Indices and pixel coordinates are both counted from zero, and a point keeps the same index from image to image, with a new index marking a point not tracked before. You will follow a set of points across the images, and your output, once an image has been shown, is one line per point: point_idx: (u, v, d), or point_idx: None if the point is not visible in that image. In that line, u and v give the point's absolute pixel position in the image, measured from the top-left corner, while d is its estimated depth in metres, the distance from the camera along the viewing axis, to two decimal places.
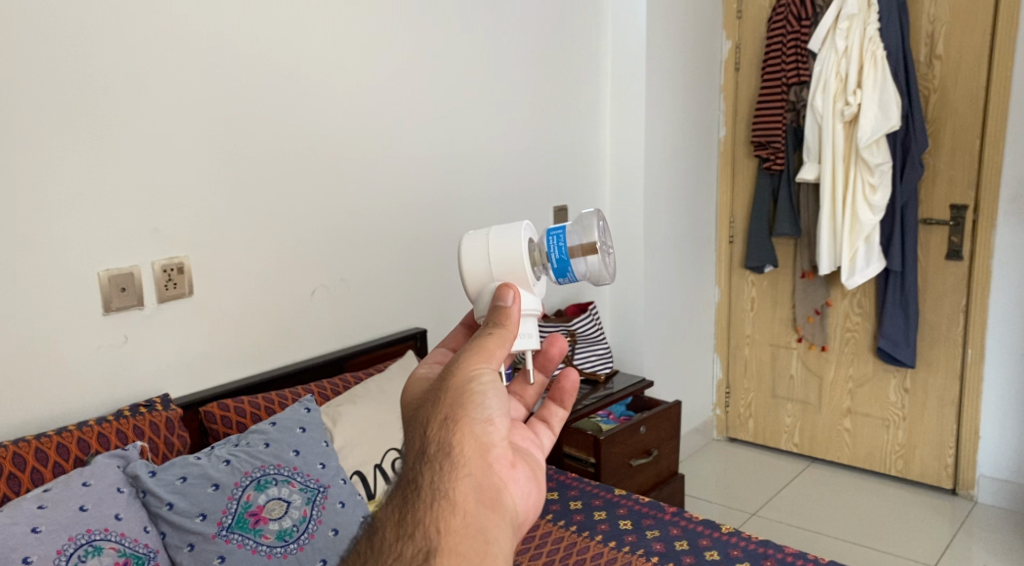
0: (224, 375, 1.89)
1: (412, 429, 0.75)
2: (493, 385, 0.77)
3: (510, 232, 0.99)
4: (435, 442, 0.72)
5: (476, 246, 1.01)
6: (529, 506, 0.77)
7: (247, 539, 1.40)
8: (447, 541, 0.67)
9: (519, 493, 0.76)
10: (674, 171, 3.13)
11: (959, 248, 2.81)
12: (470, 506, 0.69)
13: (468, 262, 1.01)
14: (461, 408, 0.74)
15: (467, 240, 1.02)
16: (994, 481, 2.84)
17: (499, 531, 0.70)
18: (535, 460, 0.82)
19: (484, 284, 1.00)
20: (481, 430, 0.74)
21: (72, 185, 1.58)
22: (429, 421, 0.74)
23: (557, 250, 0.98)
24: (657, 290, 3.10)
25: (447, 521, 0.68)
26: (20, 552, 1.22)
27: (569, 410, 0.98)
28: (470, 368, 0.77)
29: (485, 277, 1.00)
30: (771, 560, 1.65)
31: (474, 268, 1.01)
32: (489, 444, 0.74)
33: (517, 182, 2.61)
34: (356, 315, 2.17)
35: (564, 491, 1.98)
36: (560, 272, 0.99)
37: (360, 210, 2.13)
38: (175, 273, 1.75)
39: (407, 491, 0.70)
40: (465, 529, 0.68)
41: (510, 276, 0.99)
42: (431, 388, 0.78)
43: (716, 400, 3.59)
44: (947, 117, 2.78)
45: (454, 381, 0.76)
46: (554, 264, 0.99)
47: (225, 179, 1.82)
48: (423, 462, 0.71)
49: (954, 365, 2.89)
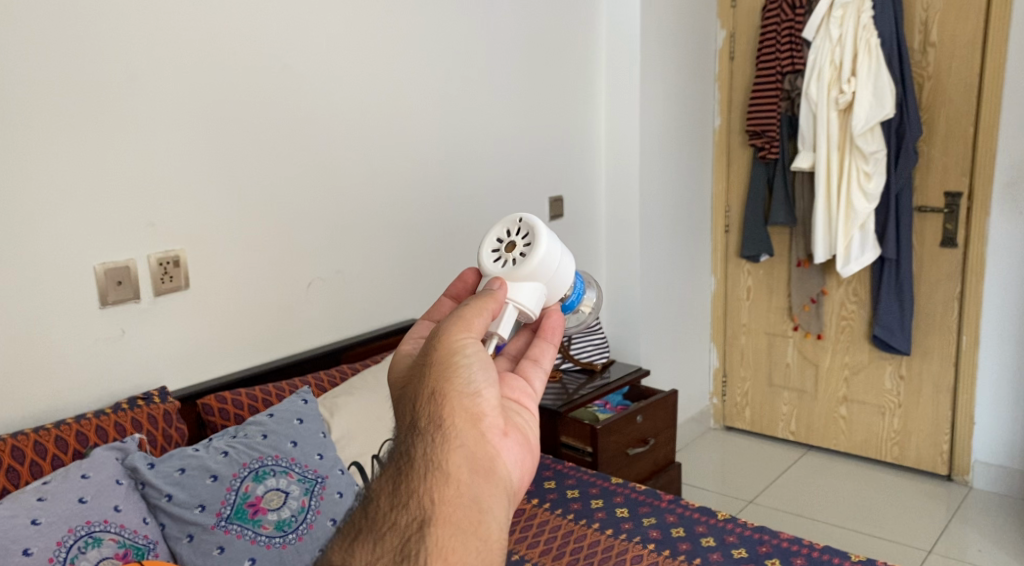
0: (221, 368, 1.89)
1: (403, 407, 0.75)
2: (477, 357, 0.78)
3: (571, 266, 0.98)
4: (426, 416, 0.72)
5: (552, 254, 0.95)
6: (523, 473, 0.77)
7: (246, 530, 1.41)
8: (441, 511, 0.67)
9: (513, 461, 0.75)
10: (669, 161, 3.13)
11: (953, 235, 2.82)
12: (463, 476, 0.69)
13: (543, 255, 0.94)
14: (447, 381, 0.75)
15: (546, 236, 0.95)
16: (990, 467, 2.86)
17: (493, 500, 0.70)
18: (526, 426, 0.82)
19: (534, 280, 0.94)
20: (470, 401, 0.75)
21: (67, 178, 1.58)
22: (418, 397, 0.74)
23: (575, 297, 1.02)
24: (653, 280, 3.11)
25: (441, 492, 0.67)
26: (20, 543, 1.23)
27: (557, 345, 0.95)
28: (453, 341, 0.78)
29: (541, 276, 0.94)
30: (767, 547, 1.66)
31: (540, 265, 0.94)
32: (479, 415, 0.75)
33: (513, 173, 2.61)
34: (353, 307, 2.17)
35: (561, 480, 1.99)
36: (566, 309, 1.02)
37: (356, 202, 2.14)
38: (171, 266, 1.75)
39: (400, 463, 0.70)
40: (458, 498, 0.68)
41: (551, 292, 0.96)
42: (416, 365, 0.78)
43: (713, 389, 3.60)
44: (941, 104, 2.79)
45: (438, 355, 0.77)
46: (570, 302, 1.01)
47: (220, 171, 1.83)
48: (414, 436, 0.71)
49: (949, 351, 2.90)
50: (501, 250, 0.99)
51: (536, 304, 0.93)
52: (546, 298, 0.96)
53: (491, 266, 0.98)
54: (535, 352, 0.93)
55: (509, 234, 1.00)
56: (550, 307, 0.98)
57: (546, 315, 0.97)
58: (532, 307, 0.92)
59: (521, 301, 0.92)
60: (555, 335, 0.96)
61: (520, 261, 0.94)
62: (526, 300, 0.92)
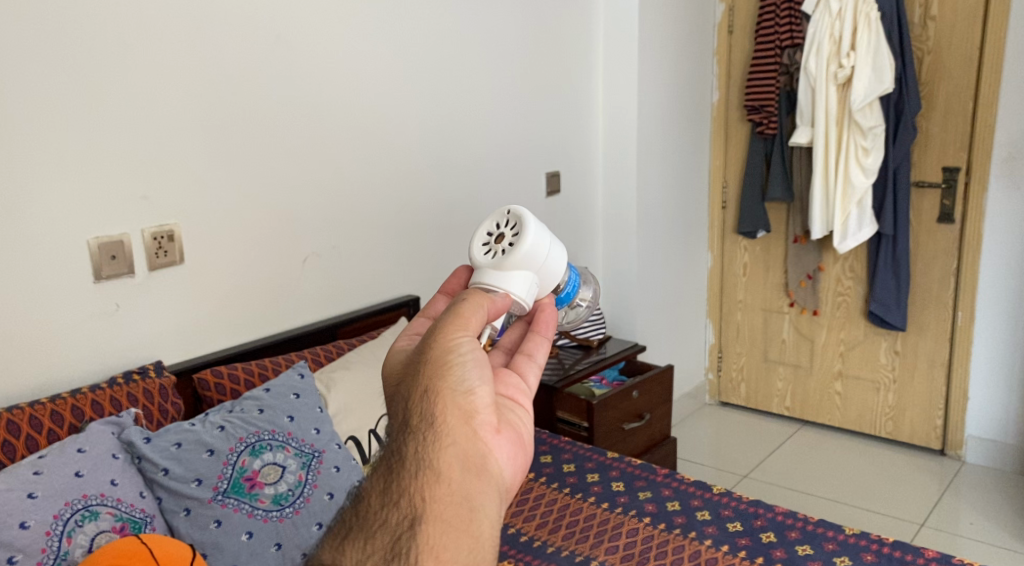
0: (217, 343, 1.89)
1: (395, 402, 0.74)
2: (474, 355, 0.76)
3: (562, 255, 0.97)
4: (418, 414, 0.71)
5: (540, 242, 0.93)
6: (515, 472, 0.76)
7: (243, 504, 1.41)
8: (432, 509, 0.67)
9: (505, 458, 0.75)
10: (667, 136, 3.11)
11: (950, 211, 2.81)
12: (455, 475, 0.69)
13: (533, 243, 0.93)
14: (441, 379, 0.73)
15: (536, 226, 0.94)
16: (982, 442, 2.88)
17: (485, 497, 0.70)
18: (519, 422, 0.81)
19: (526, 269, 0.93)
20: (463, 399, 0.73)
21: (58, 150, 1.56)
22: (411, 394, 0.73)
23: (569, 288, 1.01)
24: (649, 256, 3.10)
25: (432, 490, 0.68)
26: (17, 517, 1.23)
27: (551, 340, 0.93)
28: (449, 339, 0.76)
29: (533, 264, 0.93)
30: (762, 520, 1.67)
31: (531, 253, 0.92)
32: (472, 413, 0.74)
33: (509, 148, 2.59)
34: (349, 282, 2.17)
35: (557, 454, 2.00)
36: (560, 302, 1.02)
37: (351, 176, 2.12)
38: (165, 241, 1.74)
39: (391, 461, 0.70)
40: (449, 496, 0.68)
41: (543, 281, 0.95)
42: (412, 361, 0.76)
43: (708, 364, 3.62)
44: (941, 78, 2.77)
45: (433, 352, 0.75)
46: (563, 294, 1.01)
47: (214, 145, 1.81)
48: (406, 433, 0.70)
49: (944, 326, 2.91)
50: (491, 242, 0.97)
51: (528, 294, 0.92)
52: (538, 291, 0.96)
53: (480, 258, 0.96)
54: (529, 346, 0.92)
55: (499, 226, 0.98)
56: (543, 300, 0.95)
57: (539, 309, 0.95)
58: (522, 296, 0.92)
59: (512, 290, 0.91)
60: (550, 329, 0.94)
61: (509, 250, 0.93)
62: (517, 290, 0.92)
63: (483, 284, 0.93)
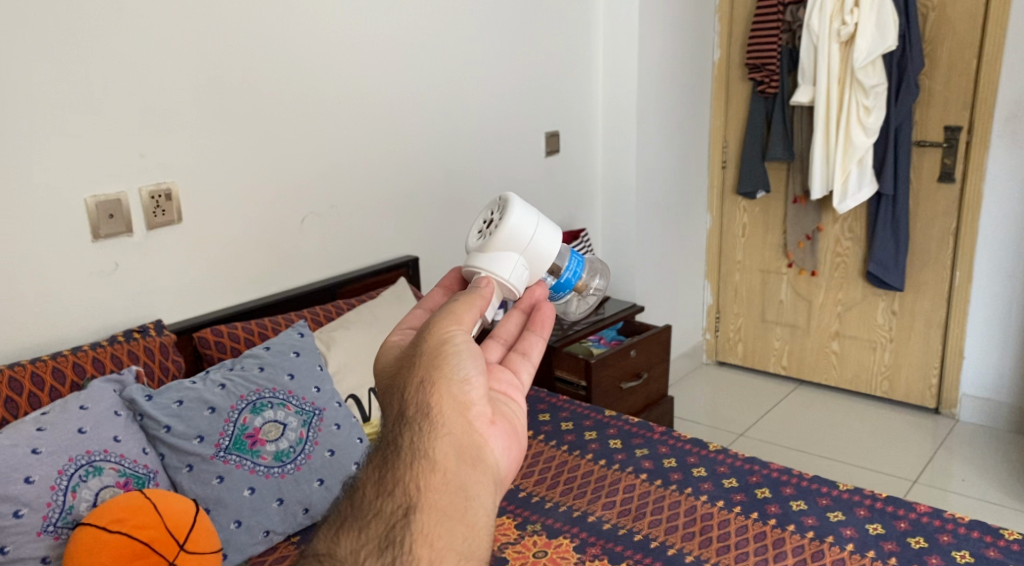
0: (216, 302, 1.89)
1: (392, 396, 0.73)
2: (468, 347, 0.75)
3: (557, 236, 0.91)
4: (414, 405, 0.71)
5: (526, 222, 0.88)
6: (512, 463, 0.76)
7: (245, 460, 1.44)
8: (427, 497, 0.67)
9: (501, 449, 0.74)
10: (667, 94, 3.08)
11: (951, 170, 2.80)
12: (450, 464, 0.69)
13: (517, 223, 0.88)
14: (437, 370, 0.72)
15: (523, 207, 0.90)
16: (976, 400, 2.91)
17: (480, 486, 0.69)
18: (513, 415, 0.80)
19: (514, 250, 0.88)
20: (459, 389, 0.73)
21: (54, 107, 1.54)
22: (407, 386, 0.72)
23: (572, 272, 0.94)
24: (648, 217, 3.09)
25: (427, 479, 0.67)
26: (22, 471, 1.24)
27: (547, 338, 0.89)
28: (444, 331, 0.75)
29: (520, 245, 0.88)
30: (757, 477, 1.69)
31: (516, 234, 0.88)
32: (467, 404, 0.73)
33: (507, 106, 2.56)
34: (348, 242, 2.16)
35: (555, 412, 2.02)
36: (559, 288, 0.94)
37: (350, 134, 2.11)
38: (163, 199, 1.73)
39: (387, 452, 0.70)
40: (444, 485, 0.67)
41: (535, 264, 0.90)
42: (407, 354, 0.75)
43: (706, 324, 3.64)
44: (945, 35, 2.73)
45: (428, 345, 0.74)
46: (563, 279, 0.94)
47: (211, 103, 1.79)
48: (402, 424, 0.71)
49: (942, 286, 2.92)
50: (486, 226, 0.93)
51: (515, 278, 0.88)
52: (531, 276, 0.90)
53: (471, 241, 0.92)
54: (523, 345, 0.89)
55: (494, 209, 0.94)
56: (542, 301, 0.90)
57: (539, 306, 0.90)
58: (508, 279, 0.87)
59: (494, 270, 0.87)
60: (550, 325, 0.90)
61: (494, 231, 0.89)
62: (503, 273, 0.87)
63: (470, 268, 0.90)
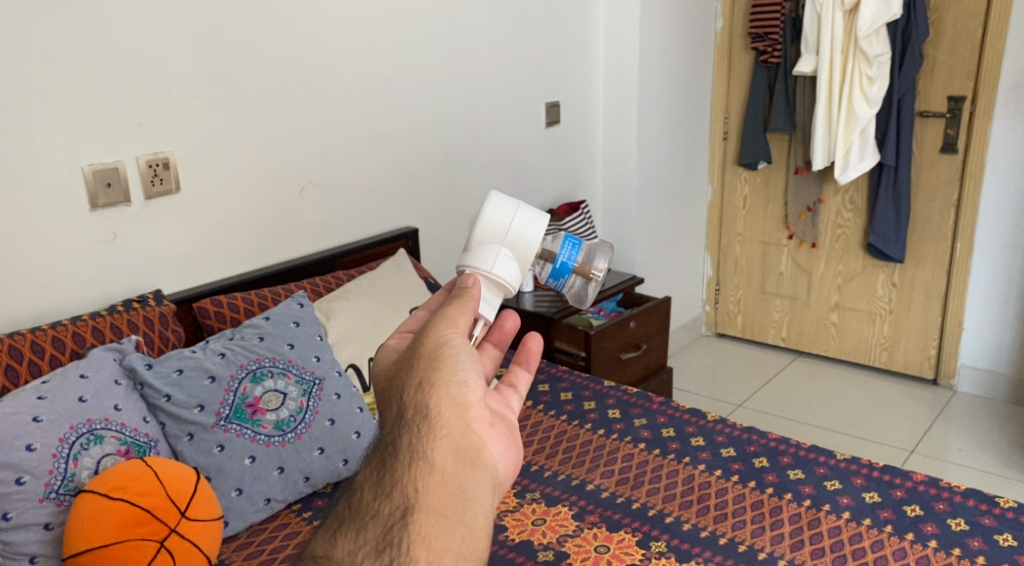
0: (216, 272, 1.89)
1: (388, 398, 0.67)
2: (467, 348, 0.69)
3: (541, 218, 0.82)
4: (412, 405, 0.65)
5: (500, 209, 0.81)
6: (513, 468, 0.69)
7: (245, 429, 1.44)
8: (425, 499, 0.60)
9: (501, 452, 0.67)
10: (669, 64, 3.05)
11: (954, 141, 2.78)
12: (448, 465, 0.62)
13: (490, 211, 0.81)
14: (435, 371, 0.67)
15: (497, 197, 0.83)
16: (975, 371, 2.92)
17: (480, 488, 0.63)
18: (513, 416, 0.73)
19: (493, 241, 0.81)
20: (457, 391, 0.66)
21: (49, 74, 1.52)
22: (405, 387, 0.66)
23: (567, 256, 0.85)
24: (649, 188, 3.08)
25: (425, 480, 0.61)
26: (23, 440, 1.25)
27: (534, 373, 0.82)
28: (442, 333, 0.69)
29: (499, 233, 0.81)
30: (755, 446, 1.70)
31: (491, 223, 0.81)
32: (466, 407, 0.66)
33: (508, 76, 2.54)
34: (347, 212, 2.16)
35: (555, 383, 2.03)
36: (556, 274, 0.86)
37: (349, 103, 2.09)
38: (161, 168, 1.72)
39: (385, 454, 0.63)
40: (442, 486, 0.61)
41: (521, 251, 0.80)
42: (404, 358, 0.69)
43: (706, 297, 3.64)
44: (951, 4, 2.70)
45: (426, 348, 0.68)
46: (557, 265, 0.85)
47: (208, 71, 1.77)
48: (401, 427, 0.64)
49: (942, 257, 2.91)
50: None
51: (498, 267, 0.79)
52: (521, 268, 0.81)
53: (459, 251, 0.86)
54: (510, 376, 0.80)
55: None
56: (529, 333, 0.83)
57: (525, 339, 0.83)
58: (490, 269, 0.79)
59: (476, 265, 0.79)
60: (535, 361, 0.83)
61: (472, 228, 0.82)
62: (483, 265, 0.79)
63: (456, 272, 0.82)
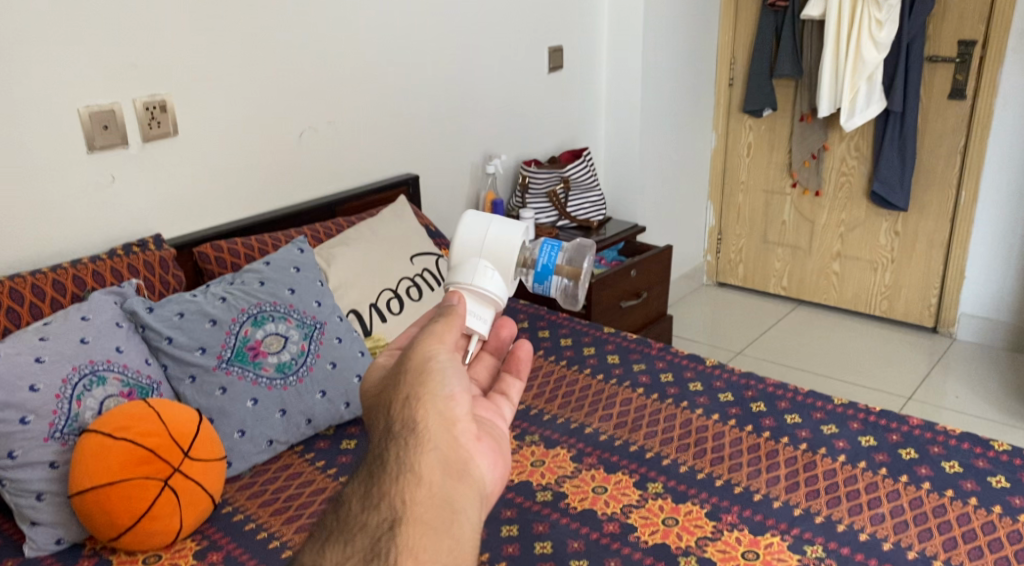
0: (215, 217, 1.88)
1: (376, 414, 0.66)
2: (452, 363, 0.69)
3: (512, 222, 0.80)
4: (399, 420, 0.64)
5: (472, 224, 0.81)
6: (499, 483, 0.69)
7: (247, 372, 1.46)
8: (413, 510, 0.58)
9: (488, 466, 0.67)
10: (675, 7, 2.99)
11: (963, 86, 2.73)
12: (436, 477, 0.61)
13: (462, 229, 0.81)
14: (421, 385, 0.66)
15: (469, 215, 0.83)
16: (975, 320, 2.93)
17: (467, 501, 0.62)
18: (499, 434, 0.73)
19: (470, 254, 0.81)
20: (444, 405, 0.66)
21: (40, 12, 1.49)
22: (392, 401, 0.65)
23: (546, 259, 0.81)
24: (652, 135, 3.05)
25: (413, 492, 0.59)
26: (27, 380, 1.26)
27: (525, 381, 0.83)
28: (427, 347, 0.69)
29: (474, 247, 0.80)
30: (752, 391, 1.71)
31: (465, 241, 0.81)
32: (453, 421, 0.66)
33: (510, 18, 2.49)
34: (347, 158, 2.14)
35: (555, 330, 2.03)
36: (538, 278, 0.82)
37: (348, 45, 2.06)
38: (158, 111, 1.70)
39: (373, 465, 0.61)
40: (431, 498, 0.59)
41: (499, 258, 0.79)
42: (390, 374, 0.69)
43: (707, 246, 3.63)
44: None
45: (412, 363, 0.68)
46: (538, 269, 0.82)
47: (204, 10, 1.74)
48: (388, 440, 0.63)
49: (946, 205, 2.90)
50: None
51: (476, 278, 0.78)
52: (504, 275, 0.80)
53: None
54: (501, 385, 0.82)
55: None
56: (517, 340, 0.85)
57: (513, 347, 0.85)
58: (469, 283, 0.78)
59: (458, 281, 0.79)
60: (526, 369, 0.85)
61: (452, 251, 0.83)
62: (463, 280, 0.79)
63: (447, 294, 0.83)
